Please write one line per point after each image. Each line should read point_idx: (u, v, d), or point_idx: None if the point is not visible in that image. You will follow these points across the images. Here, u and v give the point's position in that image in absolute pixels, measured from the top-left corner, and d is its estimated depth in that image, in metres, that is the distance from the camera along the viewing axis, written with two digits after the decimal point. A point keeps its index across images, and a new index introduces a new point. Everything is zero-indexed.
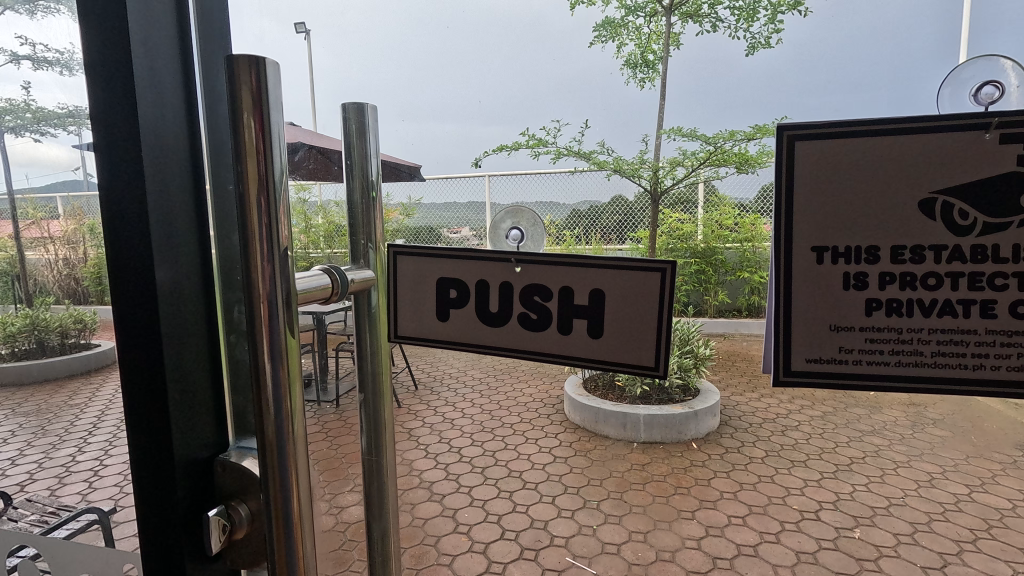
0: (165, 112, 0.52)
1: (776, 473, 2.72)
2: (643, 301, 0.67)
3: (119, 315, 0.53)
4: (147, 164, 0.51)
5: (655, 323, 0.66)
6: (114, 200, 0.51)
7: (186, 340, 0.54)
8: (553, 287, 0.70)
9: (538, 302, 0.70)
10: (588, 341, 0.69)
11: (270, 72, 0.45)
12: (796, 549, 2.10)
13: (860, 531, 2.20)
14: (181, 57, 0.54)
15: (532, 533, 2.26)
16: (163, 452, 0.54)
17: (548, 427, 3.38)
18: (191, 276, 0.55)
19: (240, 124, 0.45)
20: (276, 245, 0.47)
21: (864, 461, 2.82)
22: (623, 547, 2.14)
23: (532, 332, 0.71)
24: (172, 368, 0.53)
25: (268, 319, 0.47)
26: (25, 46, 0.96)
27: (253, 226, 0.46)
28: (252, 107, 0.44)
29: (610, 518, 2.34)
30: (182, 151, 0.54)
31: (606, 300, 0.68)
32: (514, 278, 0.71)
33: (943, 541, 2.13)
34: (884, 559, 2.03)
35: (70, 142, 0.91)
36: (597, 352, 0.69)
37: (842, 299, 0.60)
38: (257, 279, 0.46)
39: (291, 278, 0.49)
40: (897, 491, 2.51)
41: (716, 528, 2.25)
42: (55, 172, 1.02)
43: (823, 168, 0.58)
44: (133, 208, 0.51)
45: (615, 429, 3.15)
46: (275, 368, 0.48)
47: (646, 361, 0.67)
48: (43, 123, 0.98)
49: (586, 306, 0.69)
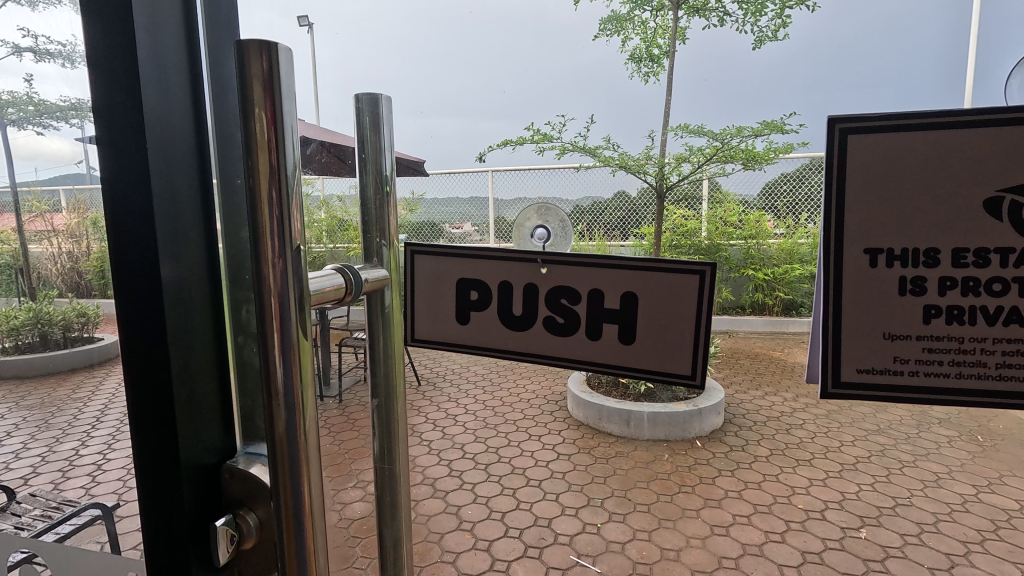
0: (171, 104, 0.50)
1: (781, 472, 2.70)
2: (681, 305, 0.69)
3: (123, 313, 0.51)
4: (152, 157, 0.49)
5: (693, 323, 0.69)
6: (117, 195, 0.50)
7: (193, 340, 0.53)
8: (584, 291, 0.74)
9: (564, 303, 0.74)
10: (623, 346, 0.72)
11: (282, 59, 0.43)
12: (801, 548, 2.09)
13: (866, 531, 2.19)
14: (187, 46, 0.52)
15: (536, 531, 2.25)
16: (169, 458, 0.52)
17: (551, 424, 3.37)
18: (198, 274, 0.53)
19: (251, 114, 0.43)
20: (287, 242, 0.45)
21: (869, 460, 2.80)
22: (627, 545, 2.13)
23: (569, 336, 0.75)
24: (177, 369, 0.51)
25: (280, 317, 0.45)
26: (27, 38, 0.94)
27: (263, 220, 0.44)
28: (263, 95, 0.43)
29: (614, 517, 2.33)
30: (189, 144, 0.52)
31: (641, 304, 0.71)
32: (542, 280, 0.75)
33: (950, 542, 2.12)
34: (891, 559, 2.02)
35: (72, 136, 0.89)
36: (638, 357, 0.72)
37: (901, 307, 0.67)
38: (267, 278, 0.45)
39: (303, 277, 0.47)
40: (903, 490, 2.49)
41: (721, 527, 2.23)
42: (58, 166, 1.00)
43: (879, 180, 0.65)
44: (136, 203, 0.49)
45: (618, 426, 3.15)
46: (285, 366, 0.46)
47: (682, 371, 0.70)
48: (45, 117, 0.96)
49: (620, 310, 0.72)
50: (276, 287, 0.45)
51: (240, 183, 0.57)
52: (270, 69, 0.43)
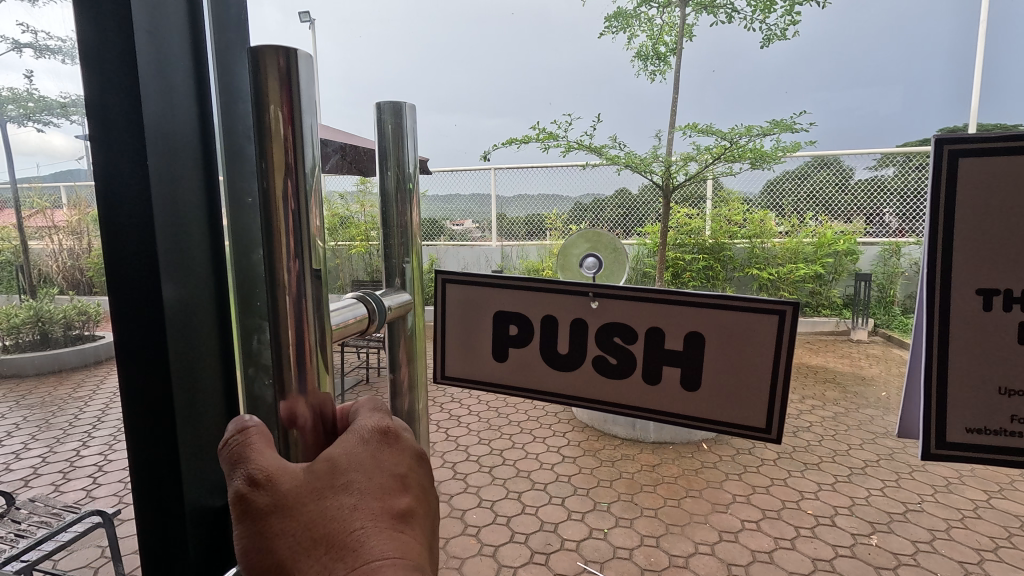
0: (176, 114, 0.47)
1: (789, 476, 2.67)
2: (754, 347, 0.60)
3: (121, 338, 0.48)
4: (154, 171, 0.45)
5: (765, 374, 0.60)
6: (115, 209, 0.46)
7: (199, 367, 0.50)
8: (640, 329, 0.64)
9: (617, 343, 0.65)
10: (680, 392, 0.63)
11: (301, 64, 0.40)
12: (812, 556, 2.06)
13: (877, 538, 2.16)
14: (194, 51, 0.49)
15: (542, 536, 2.22)
16: (173, 502, 0.49)
17: (555, 426, 3.34)
18: (205, 297, 0.50)
19: (265, 120, 0.39)
20: (306, 255, 0.42)
21: (879, 464, 2.77)
22: (635, 551, 2.10)
23: (617, 379, 0.66)
24: (183, 402, 0.48)
25: (296, 322, 0.42)
26: (26, 33, 0.91)
27: (279, 233, 0.41)
28: (282, 102, 0.39)
29: (621, 521, 2.30)
30: (195, 157, 0.49)
31: (705, 346, 0.61)
32: (592, 316, 0.66)
33: (963, 550, 2.09)
34: (903, 567, 1.99)
35: (73, 134, 0.86)
36: (691, 407, 0.64)
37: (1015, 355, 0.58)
38: (284, 293, 0.42)
39: (323, 293, 0.44)
40: (913, 496, 2.46)
41: (730, 533, 2.20)
42: (59, 164, 0.97)
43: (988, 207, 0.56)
44: (137, 221, 0.46)
45: (622, 428, 3.13)
46: (302, 388, 0.43)
47: (756, 423, 0.61)
48: (46, 114, 0.93)
49: (679, 353, 0.63)
50: (294, 303, 0.42)
51: (251, 200, 0.57)
52: (291, 70, 0.39)
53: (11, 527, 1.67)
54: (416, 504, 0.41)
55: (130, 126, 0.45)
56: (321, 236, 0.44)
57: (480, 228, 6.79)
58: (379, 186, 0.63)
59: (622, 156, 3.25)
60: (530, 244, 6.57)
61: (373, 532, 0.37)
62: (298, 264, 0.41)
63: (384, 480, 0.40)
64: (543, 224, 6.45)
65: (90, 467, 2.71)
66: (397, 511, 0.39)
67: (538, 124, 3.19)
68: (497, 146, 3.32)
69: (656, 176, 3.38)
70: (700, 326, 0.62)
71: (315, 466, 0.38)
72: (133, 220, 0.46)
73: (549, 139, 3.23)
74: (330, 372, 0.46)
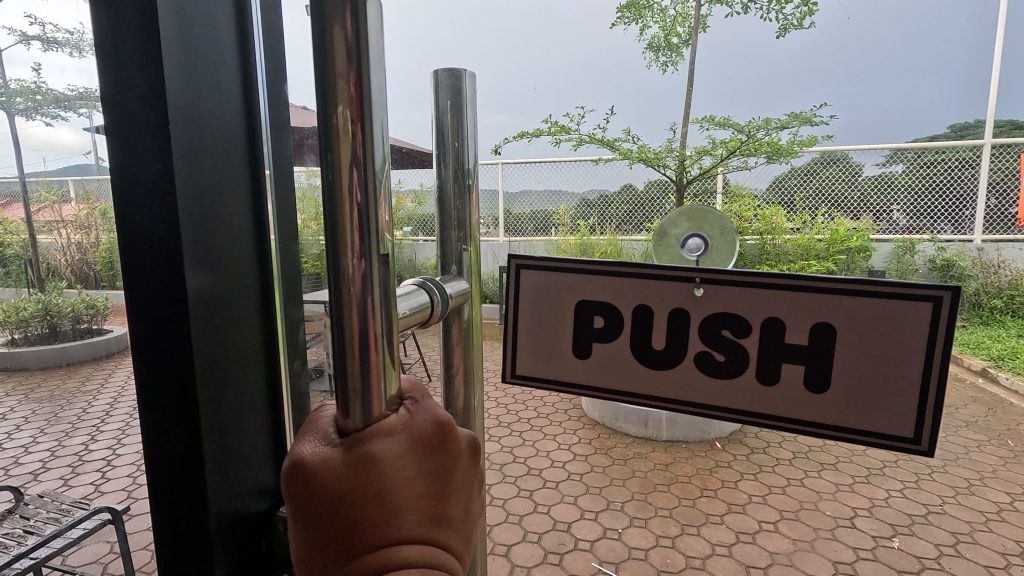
0: (208, 94, 0.44)
1: (806, 476, 2.62)
2: (900, 337, 0.58)
3: (137, 339, 0.43)
4: (180, 155, 0.41)
5: (914, 370, 0.57)
6: (130, 192, 0.42)
7: (233, 370, 0.47)
8: (754, 321, 0.64)
9: (725, 336, 0.65)
10: (806, 395, 0.63)
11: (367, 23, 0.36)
12: (833, 558, 2.02)
13: (899, 541, 2.11)
14: (227, 27, 0.46)
15: (555, 536, 2.18)
16: (199, 516, 0.45)
17: (565, 423, 3.30)
18: (239, 292, 0.48)
19: (333, 90, 0.36)
20: (371, 238, 0.38)
21: (897, 465, 2.71)
22: (650, 552, 2.06)
23: (725, 378, 0.66)
24: (209, 411, 0.44)
25: (363, 310, 0.39)
26: (35, 26, 0.85)
27: (343, 215, 0.37)
28: (351, 96, 0.36)
29: (635, 521, 2.26)
30: (227, 143, 0.46)
31: (839, 341, 0.60)
32: (694, 305, 0.66)
33: (988, 553, 2.03)
34: (927, 572, 1.94)
35: (84, 126, 0.83)
36: (816, 411, 0.62)
37: None
38: (350, 299, 0.38)
39: (388, 278, 0.40)
40: (935, 497, 2.41)
41: (748, 534, 2.16)
42: (67, 157, 0.93)
43: None
44: (157, 208, 0.41)
45: (634, 426, 3.10)
46: (364, 396, 0.39)
47: (903, 433, 0.58)
48: (55, 105, 0.90)
49: (805, 346, 0.62)
50: (358, 300, 0.38)
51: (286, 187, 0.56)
52: (359, 56, 0.36)
53: (19, 523, 1.64)
54: (449, 502, 0.40)
55: (150, 117, 0.40)
56: (391, 228, 0.41)
57: (488, 224, 6.77)
58: (437, 181, 0.62)
59: (635, 150, 3.19)
60: (538, 239, 6.54)
61: (403, 527, 0.37)
62: (365, 264, 0.38)
63: (421, 475, 0.39)
64: (551, 220, 6.42)
65: (98, 464, 2.69)
66: (436, 508, 0.39)
67: (550, 118, 3.14)
68: (507, 140, 3.27)
69: (669, 170, 3.33)
70: (832, 318, 0.60)
71: (355, 455, 0.38)
72: (148, 216, 0.42)
73: (561, 133, 3.18)
74: (395, 377, 0.42)
